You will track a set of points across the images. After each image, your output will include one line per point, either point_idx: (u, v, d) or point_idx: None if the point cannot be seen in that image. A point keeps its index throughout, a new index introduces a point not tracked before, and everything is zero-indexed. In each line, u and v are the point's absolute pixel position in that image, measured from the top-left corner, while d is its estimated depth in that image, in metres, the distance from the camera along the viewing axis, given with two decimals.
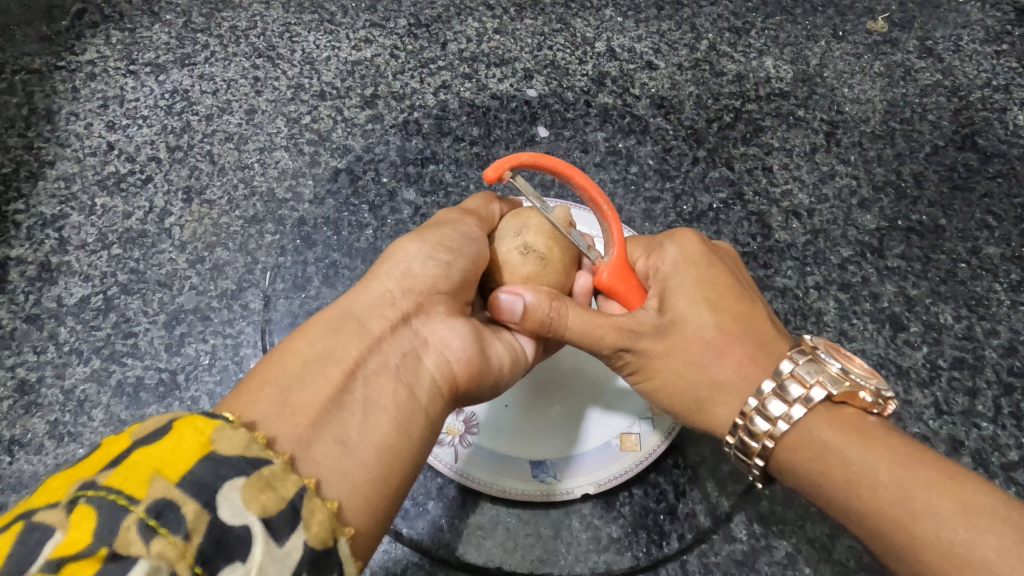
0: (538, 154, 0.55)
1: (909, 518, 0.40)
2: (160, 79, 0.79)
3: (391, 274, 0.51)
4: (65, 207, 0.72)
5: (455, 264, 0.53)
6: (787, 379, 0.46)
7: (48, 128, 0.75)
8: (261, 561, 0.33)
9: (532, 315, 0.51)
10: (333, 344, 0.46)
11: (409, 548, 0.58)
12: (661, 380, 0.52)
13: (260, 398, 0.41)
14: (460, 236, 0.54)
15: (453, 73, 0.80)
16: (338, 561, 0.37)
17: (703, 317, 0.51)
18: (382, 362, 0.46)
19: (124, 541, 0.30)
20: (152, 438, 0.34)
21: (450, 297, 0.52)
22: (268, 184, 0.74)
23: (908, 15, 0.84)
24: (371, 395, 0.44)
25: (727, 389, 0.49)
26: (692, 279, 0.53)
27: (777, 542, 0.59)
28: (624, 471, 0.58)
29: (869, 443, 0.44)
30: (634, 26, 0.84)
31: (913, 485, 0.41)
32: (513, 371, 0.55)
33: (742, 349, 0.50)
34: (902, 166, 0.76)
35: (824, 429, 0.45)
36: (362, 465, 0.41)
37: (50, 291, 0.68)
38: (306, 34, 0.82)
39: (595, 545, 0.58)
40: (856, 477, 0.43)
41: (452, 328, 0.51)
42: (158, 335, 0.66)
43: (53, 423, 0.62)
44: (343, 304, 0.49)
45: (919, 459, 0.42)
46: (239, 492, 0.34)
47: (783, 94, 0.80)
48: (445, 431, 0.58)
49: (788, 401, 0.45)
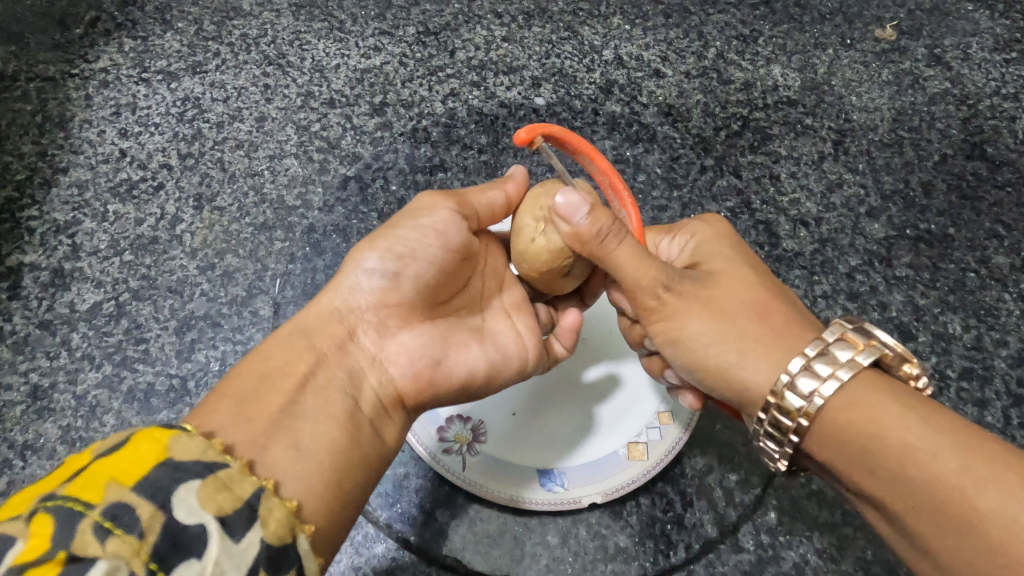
0: (567, 131, 0.54)
1: (971, 489, 0.37)
2: (171, 86, 0.80)
3: (339, 289, 0.51)
4: (78, 214, 0.73)
5: (404, 271, 0.51)
6: (832, 343, 0.43)
7: (62, 135, 0.76)
8: (216, 558, 0.33)
9: (589, 228, 0.50)
10: (285, 359, 0.46)
11: (417, 555, 0.58)
12: (694, 326, 0.49)
13: (217, 408, 0.41)
14: (415, 237, 0.52)
15: (462, 81, 0.81)
16: (298, 557, 0.37)
17: (746, 278, 0.50)
18: (330, 377, 0.47)
19: (81, 543, 0.30)
20: (109, 451, 0.35)
21: (401, 309, 0.52)
22: (278, 191, 0.75)
23: (916, 23, 0.84)
24: (322, 405, 0.45)
25: (768, 343, 0.46)
26: (727, 249, 0.53)
27: (785, 552, 0.59)
28: (631, 480, 0.57)
29: (922, 410, 0.40)
30: (642, 34, 0.84)
31: (973, 456, 0.37)
32: (485, 380, 0.55)
33: (781, 306, 0.48)
34: (911, 174, 0.76)
35: (873, 393, 0.41)
36: (317, 469, 0.41)
37: (63, 297, 0.68)
38: (316, 42, 0.82)
39: (602, 555, 0.58)
40: (910, 443, 0.39)
41: (402, 343, 0.51)
42: (168, 342, 0.67)
43: (66, 428, 0.63)
44: (296, 320, 0.49)
45: (972, 429, 0.39)
46: (195, 493, 0.34)
47: (790, 102, 0.80)
48: (454, 439, 0.58)
49: (835, 363, 0.42)
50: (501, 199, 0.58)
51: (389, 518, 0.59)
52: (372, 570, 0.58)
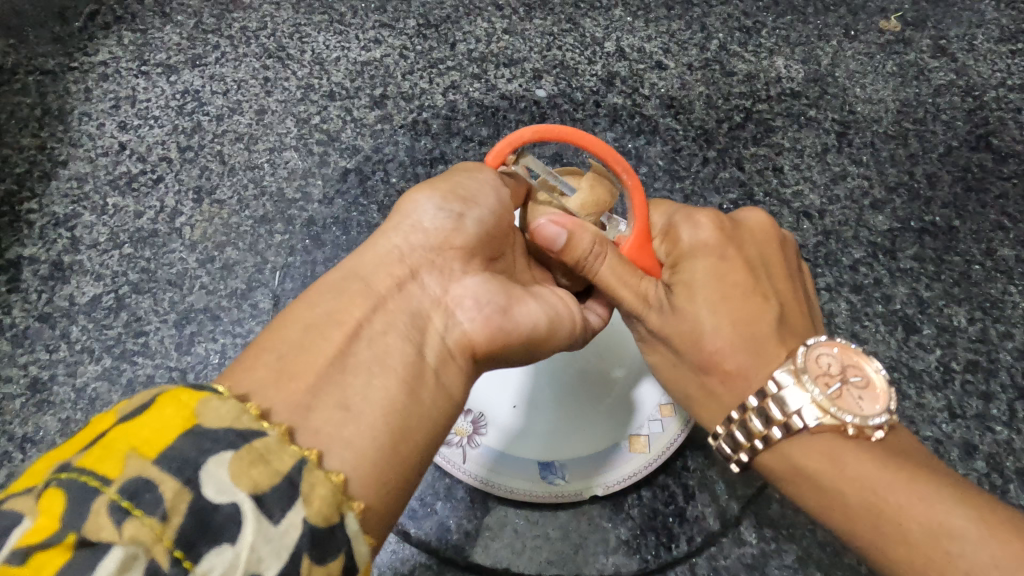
0: (540, 129, 0.55)
1: (883, 544, 0.42)
2: (171, 79, 0.79)
3: (399, 230, 0.51)
4: (77, 207, 0.72)
5: (467, 213, 0.52)
6: (769, 401, 0.46)
7: (61, 128, 0.76)
8: (252, 542, 0.32)
9: (574, 248, 0.52)
10: (337, 307, 0.46)
11: (417, 548, 0.58)
12: (661, 359, 0.55)
13: (258, 366, 0.41)
14: (473, 186, 0.54)
15: (462, 73, 0.80)
16: (344, 540, 0.36)
17: (703, 314, 0.51)
18: (387, 323, 0.46)
19: (94, 526, 0.29)
20: (131, 416, 0.33)
21: (463, 253, 0.52)
22: (278, 183, 0.74)
23: (922, 13, 0.83)
24: (378, 355, 0.44)
25: (716, 396, 0.51)
26: (701, 273, 0.52)
27: (788, 545, 0.58)
28: (633, 473, 0.57)
29: (844, 472, 0.44)
30: (644, 26, 0.83)
31: (885, 514, 0.42)
32: (548, 331, 0.53)
33: (736, 357, 0.49)
34: (915, 166, 0.75)
35: (801, 454, 0.46)
36: (369, 429, 0.40)
37: (62, 290, 0.68)
38: (316, 35, 0.82)
39: (604, 547, 0.58)
40: (831, 502, 0.45)
41: (465, 286, 0.51)
42: (167, 335, 0.67)
43: (65, 421, 0.63)
44: (348, 266, 0.49)
45: (890, 481, 0.43)
46: (225, 468, 0.33)
47: (794, 94, 0.79)
48: (454, 432, 0.58)
49: (768, 422, 0.46)
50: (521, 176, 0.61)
51: None
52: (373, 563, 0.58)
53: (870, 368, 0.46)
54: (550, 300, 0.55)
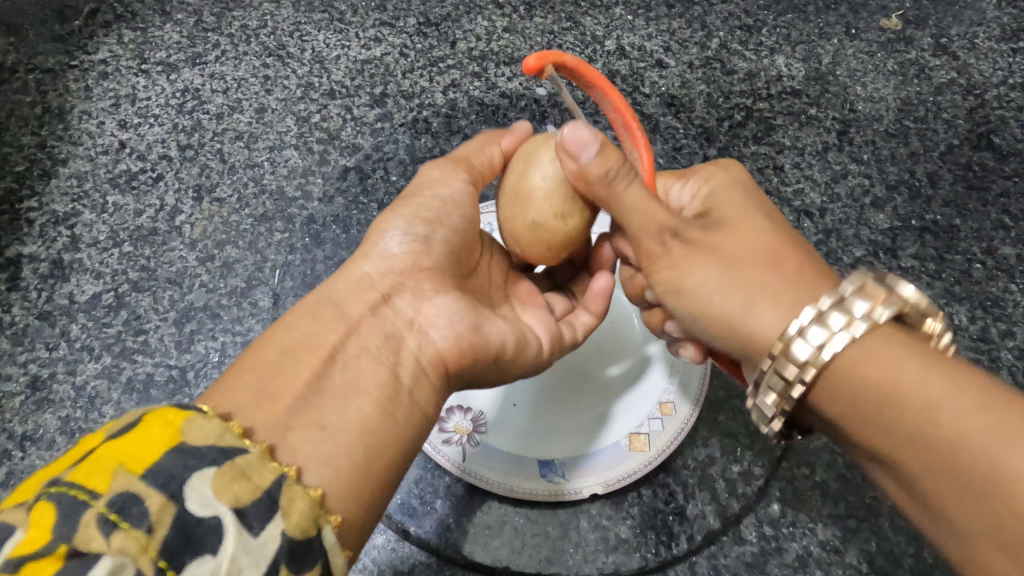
0: (580, 61, 0.54)
1: (1006, 455, 0.33)
2: (171, 77, 0.79)
3: (368, 257, 0.51)
4: (77, 205, 0.72)
5: (434, 235, 0.53)
6: (853, 291, 0.40)
7: (61, 126, 0.76)
8: (232, 554, 0.32)
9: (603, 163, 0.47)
10: (312, 331, 0.45)
11: (417, 547, 0.58)
12: (698, 280, 0.47)
13: (237, 388, 0.40)
14: (437, 206, 0.54)
15: (462, 71, 0.80)
16: (321, 553, 0.36)
17: (757, 228, 0.48)
18: (360, 347, 0.46)
19: (84, 537, 0.29)
20: (120, 432, 0.33)
21: (434, 273, 0.52)
22: (278, 182, 0.74)
23: (923, 12, 0.82)
24: (351, 378, 0.44)
25: (776, 299, 0.44)
26: (742, 198, 0.51)
27: (788, 544, 0.58)
28: (633, 471, 0.57)
29: (920, 381, 0.36)
30: (644, 24, 0.83)
31: (1009, 418, 0.34)
32: (517, 350, 0.54)
33: (797, 261, 0.46)
34: (916, 165, 0.75)
35: (891, 347, 0.38)
36: (345, 448, 0.40)
37: (62, 288, 0.68)
38: (316, 33, 0.81)
39: (603, 546, 0.58)
40: (934, 404, 0.36)
41: (438, 306, 0.51)
42: (167, 333, 0.67)
43: (65, 419, 0.63)
44: (321, 291, 0.49)
45: (1007, 391, 0.35)
46: (209, 483, 0.33)
47: (795, 93, 0.79)
48: (453, 430, 0.58)
49: (848, 316, 0.39)
50: (500, 156, 0.58)
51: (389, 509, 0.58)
52: (373, 562, 0.58)
53: None
54: (515, 321, 0.56)
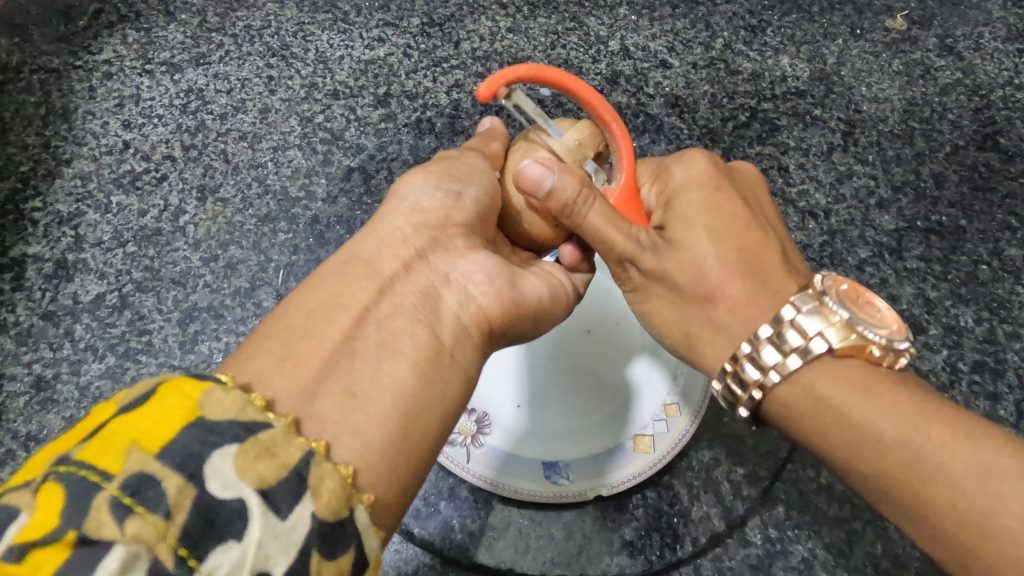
0: (535, 67, 0.52)
1: (922, 484, 0.39)
2: (175, 78, 0.79)
3: (397, 212, 0.52)
4: (81, 205, 0.72)
5: (465, 193, 0.53)
6: (786, 327, 0.43)
7: (65, 127, 0.76)
8: (259, 540, 0.32)
9: (557, 195, 0.50)
10: (342, 291, 0.45)
11: (421, 548, 0.58)
12: (657, 305, 0.53)
13: (261, 355, 0.40)
14: (465, 167, 0.55)
15: (466, 72, 0.80)
16: (355, 534, 0.36)
17: (702, 245, 0.49)
18: (395, 306, 0.46)
19: (95, 523, 0.28)
20: (134, 406, 0.33)
21: (466, 229, 0.53)
22: (282, 182, 0.74)
23: (928, 12, 0.82)
24: (385, 339, 0.44)
25: (721, 330, 0.49)
26: (698, 201, 0.51)
27: (793, 547, 0.58)
28: (637, 473, 0.57)
29: (845, 420, 0.42)
30: (648, 24, 0.82)
31: (923, 446, 0.39)
32: (554, 304, 0.56)
33: (742, 285, 0.48)
34: (922, 165, 0.74)
35: (824, 382, 0.43)
36: (377, 416, 0.40)
37: (66, 288, 0.68)
38: (320, 33, 0.81)
39: (608, 548, 0.58)
40: (860, 438, 0.41)
41: (473, 262, 0.51)
42: (171, 333, 0.67)
43: (69, 419, 0.63)
44: (350, 250, 0.49)
45: (927, 415, 0.40)
46: (231, 462, 0.33)
47: (800, 93, 0.78)
48: (458, 431, 0.58)
49: (763, 368, 0.44)
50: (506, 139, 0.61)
51: None
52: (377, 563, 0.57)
53: (881, 304, 0.45)
54: (548, 274, 0.57)
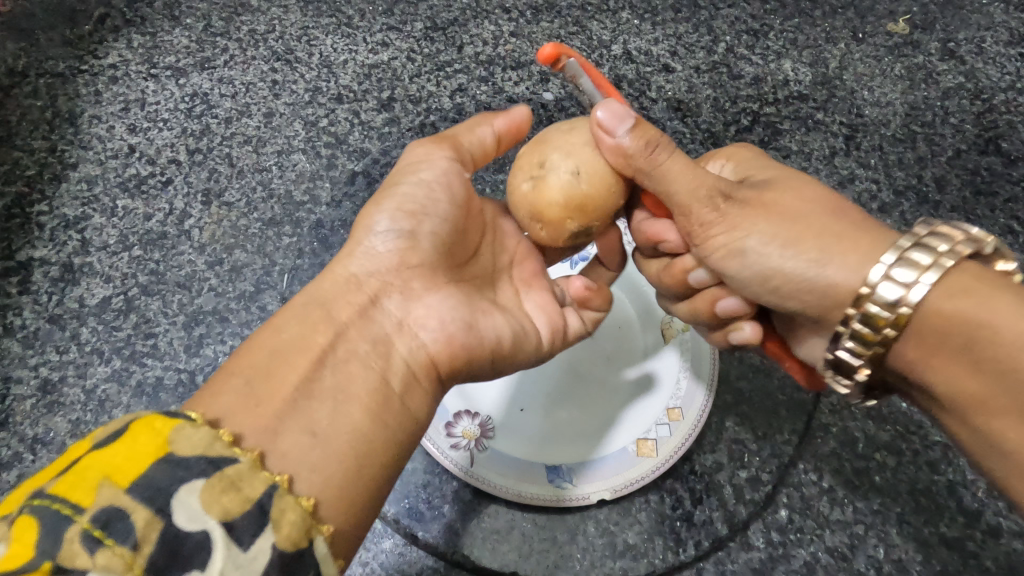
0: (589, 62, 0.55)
1: None
2: (180, 82, 0.79)
3: (354, 256, 0.50)
4: (87, 209, 0.73)
5: (419, 229, 0.50)
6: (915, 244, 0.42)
7: (71, 131, 0.76)
8: (222, 567, 0.33)
9: (641, 134, 0.49)
10: (300, 333, 0.45)
11: (424, 551, 0.58)
12: (769, 230, 0.48)
13: (224, 392, 0.40)
14: (423, 192, 0.51)
15: (469, 76, 0.80)
16: (314, 563, 0.37)
17: (802, 188, 0.49)
18: (350, 350, 0.45)
19: (68, 554, 0.30)
20: (107, 442, 0.34)
21: (423, 270, 0.50)
22: (286, 186, 0.75)
23: (930, 16, 0.82)
24: (341, 383, 0.43)
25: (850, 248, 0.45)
26: (781, 166, 0.53)
27: (796, 550, 0.58)
28: (640, 477, 0.57)
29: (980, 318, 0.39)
30: (651, 29, 0.83)
31: None
32: (515, 348, 0.54)
33: (852, 215, 0.47)
34: (924, 169, 0.75)
35: (960, 288, 0.40)
36: (332, 457, 0.40)
37: (72, 291, 0.69)
38: (324, 38, 0.82)
39: (611, 551, 0.58)
40: (999, 337, 0.39)
41: (430, 306, 0.49)
42: (176, 336, 0.68)
43: (75, 422, 0.64)
44: (308, 291, 0.48)
45: None
46: (197, 496, 0.34)
47: (802, 97, 0.79)
48: (460, 433, 0.58)
49: (904, 284, 0.41)
50: (491, 135, 0.57)
51: (396, 513, 0.59)
52: (380, 565, 0.58)
53: None
54: (513, 316, 0.55)
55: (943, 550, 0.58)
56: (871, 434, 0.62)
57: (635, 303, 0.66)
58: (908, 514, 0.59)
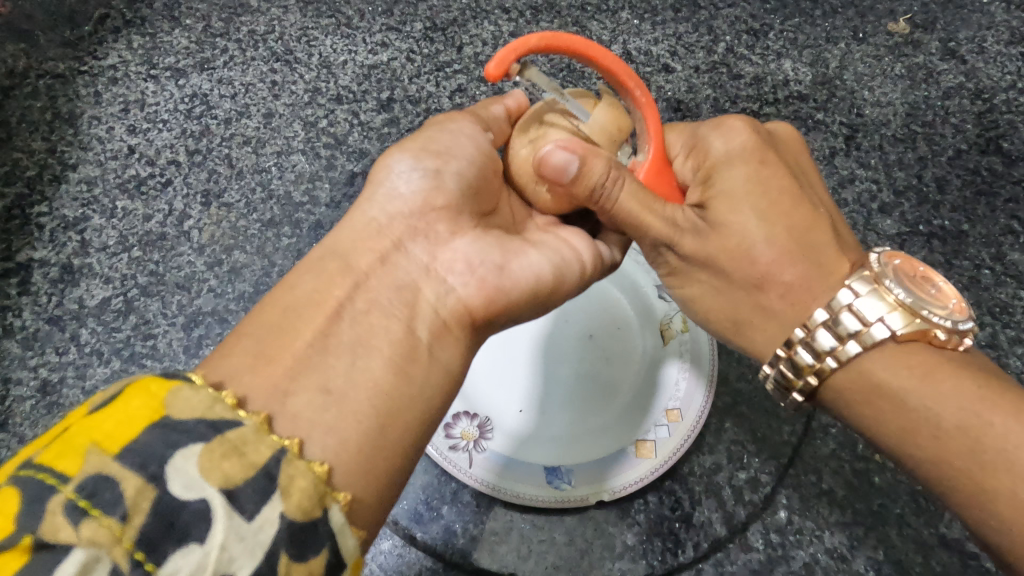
0: (546, 37, 0.51)
1: (981, 469, 0.39)
2: (180, 83, 0.79)
3: (375, 201, 0.52)
4: (87, 210, 0.73)
5: (444, 169, 0.53)
6: (842, 312, 0.43)
7: (71, 132, 0.76)
8: (223, 540, 0.32)
9: (585, 180, 0.50)
10: (317, 288, 0.46)
11: (423, 552, 0.58)
12: (699, 290, 0.52)
13: (234, 352, 0.41)
14: (448, 139, 0.54)
15: (469, 76, 0.80)
16: (330, 533, 0.36)
17: (750, 227, 0.48)
18: (369, 302, 0.47)
19: (50, 528, 0.29)
20: (101, 406, 0.34)
21: (447, 213, 0.53)
22: (285, 187, 0.75)
23: (931, 15, 0.82)
24: (359, 336, 0.44)
25: (771, 318, 0.49)
26: (742, 177, 0.49)
27: (795, 551, 0.58)
28: (638, 479, 0.57)
29: (874, 407, 0.43)
30: (650, 29, 0.82)
31: (983, 432, 0.39)
32: (559, 281, 0.54)
33: (794, 270, 0.47)
34: (924, 169, 0.74)
35: (881, 367, 0.43)
36: (352, 411, 0.41)
37: (72, 292, 0.69)
38: (324, 38, 0.82)
39: (610, 552, 0.58)
40: (916, 422, 0.41)
41: (455, 250, 0.52)
42: (175, 337, 0.68)
43: None
44: (327, 246, 0.50)
45: (984, 398, 0.40)
46: (194, 462, 0.33)
47: (802, 97, 0.79)
48: (460, 436, 0.58)
49: (819, 353, 0.44)
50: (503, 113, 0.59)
51: (396, 514, 0.59)
52: (379, 567, 0.58)
53: (938, 279, 0.45)
54: (555, 248, 0.55)
55: (943, 552, 0.58)
56: None
57: (634, 302, 0.65)
58: (908, 515, 0.59)
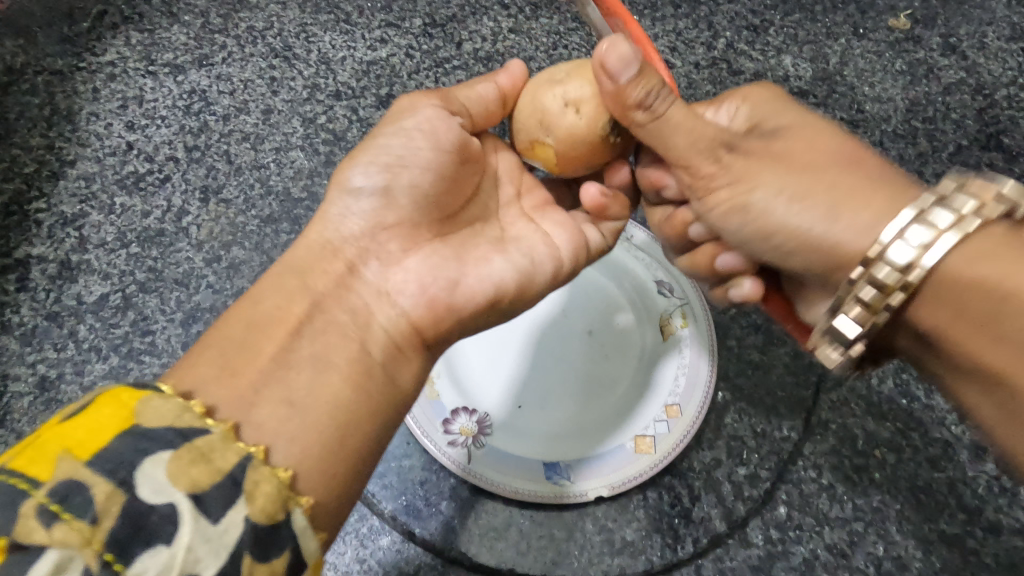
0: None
1: None
2: (178, 79, 0.79)
3: (328, 219, 0.51)
4: (85, 206, 0.73)
5: (395, 182, 0.50)
6: (932, 208, 0.41)
7: (69, 128, 0.76)
8: (190, 542, 0.32)
9: (628, 91, 0.48)
10: (277, 302, 0.45)
11: (421, 548, 0.58)
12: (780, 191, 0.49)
13: (200, 362, 0.41)
14: (402, 143, 0.51)
15: (468, 72, 0.80)
16: (292, 535, 0.36)
17: (822, 140, 0.50)
18: (328, 321, 0.46)
19: (25, 530, 0.29)
20: (72, 414, 0.34)
21: (403, 229, 0.51)
22: (284, 183, 0.75)
23: (931, 11, 0.82)
24: (320, 352, 0.44)
25: (864, 200, 0.46)
26: (804, 114, 0.53)
27: (794, 547, 0.58)
28: (637, 474, 0.57)
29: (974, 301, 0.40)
30: (650, 24, 0.82)
31: None
32: (518, 294, 0.54)
33: (871, 169, 0.48)
34: (925, 165, 0.74)
35: (980, 260, 0.40)
36: (312, 425, 0.40)
37: (70, 289, 0.69)
38: (323, 34, 0.81)
39: (609, 548, 0.58)
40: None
41: (407, 271, 0.51)
42: (174, 334, 0.68)
43: None
44: (282, 261, 0.49)
45: None
46: (163, 467, 0.33)
47: (802, 93, 0.78)
48: (459, 431, 0.58)
49: (914, 245, 0.40)
50: (493, 91, 0.56)
51: (394, 510, 0.59)
52: (378, 563, 0.58)
53: None
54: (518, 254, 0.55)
55: (943, 548, 0.58)
56: (871, 431, 0.61)
57: (633, 296, 0.65)
58: (907, 511, 0.59)
